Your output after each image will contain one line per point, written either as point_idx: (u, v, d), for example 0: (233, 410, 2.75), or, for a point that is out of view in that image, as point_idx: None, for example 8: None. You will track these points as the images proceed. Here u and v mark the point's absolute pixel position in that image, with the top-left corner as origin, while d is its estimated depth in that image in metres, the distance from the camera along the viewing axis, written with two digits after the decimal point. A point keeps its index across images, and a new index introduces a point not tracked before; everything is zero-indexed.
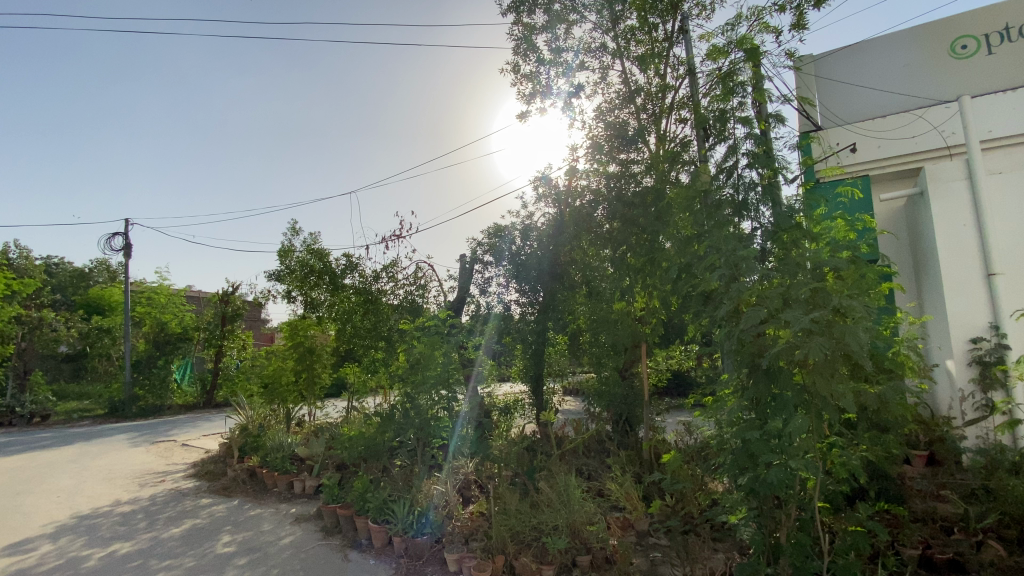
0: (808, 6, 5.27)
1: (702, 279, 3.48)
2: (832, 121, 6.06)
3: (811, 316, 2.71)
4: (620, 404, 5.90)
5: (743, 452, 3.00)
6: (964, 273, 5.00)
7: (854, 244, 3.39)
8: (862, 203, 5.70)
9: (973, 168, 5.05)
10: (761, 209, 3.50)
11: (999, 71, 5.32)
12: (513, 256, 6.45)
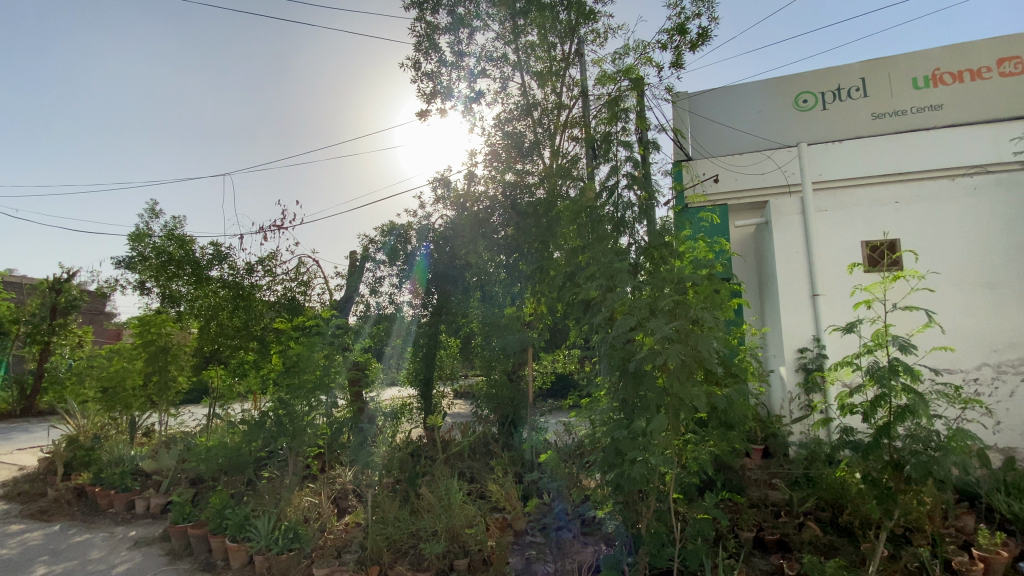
0: (685, 48, 5.87)
1: (583, 288, 3.72)
2: (701, 152, 6.81)
3: (671, 325, 3.01)
4: (506, 405, 6.10)
5: (612, 450, 3.24)
6: (796, 293, 5.89)
7: (712, 263, 3.85)
8: (722, 228, 6.49)
9: (805, 205, 5.99)
10: (637, 226, 3.92)
11: (831, 124, 6.32)
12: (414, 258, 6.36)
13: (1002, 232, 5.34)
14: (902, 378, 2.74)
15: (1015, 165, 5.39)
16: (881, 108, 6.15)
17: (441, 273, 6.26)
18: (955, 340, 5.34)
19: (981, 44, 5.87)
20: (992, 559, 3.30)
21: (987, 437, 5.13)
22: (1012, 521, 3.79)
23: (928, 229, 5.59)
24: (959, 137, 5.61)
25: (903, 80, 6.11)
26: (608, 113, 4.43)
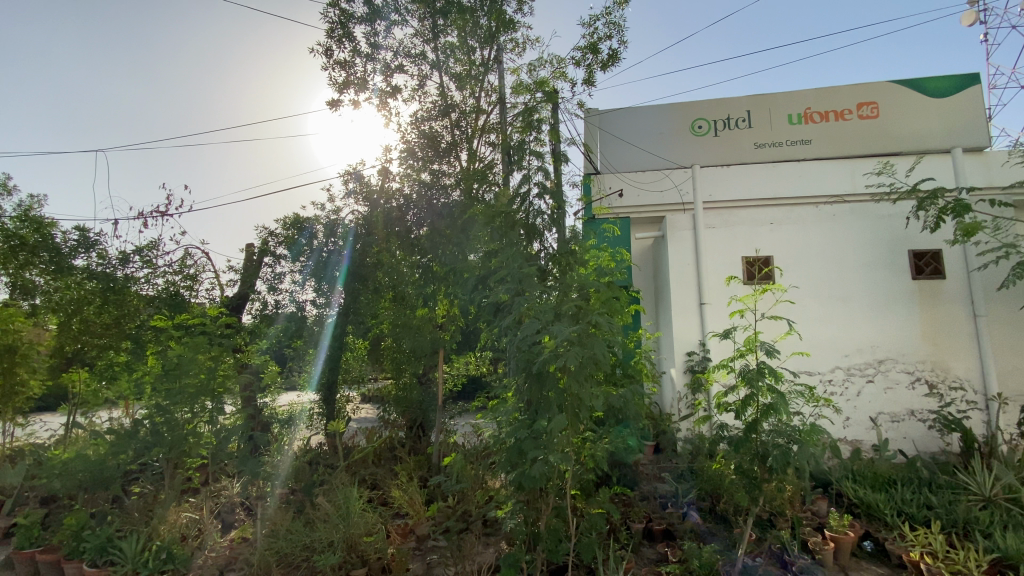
0: (596, 67, 6.20)
1: (493, 292, 3.79)
2: (608, 167, 7.23)
3: (572, 329, 3.14)
4: (416, 409, 6.00)
5: (514, 450, 3.33)
6: (686, 301, 6.45)
7: (613, 271, 4.15)
8: (625, 239, 6.92)
9: (696, 222, 6.58)
10: (547, 234, 4.07)
11: (720, 149, 6.98)
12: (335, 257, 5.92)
13: (852, 254, 6.22)
14: (767, 379, 3.09)
15: (864, 197, 6.30)
16: (762, 138, 6.90)
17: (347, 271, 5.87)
18: (813, 346, 6.14)
19: (842, 90, 6.78)
20: (840, 538, 3.78)
21: (837, 430, 5.94)
22: (853, 503, 4.39)
23: (795, 248, 6.37)
24: (822, 170, 6.45)
25: (781, 115, 6.90)
26: (523, 122, 4.53)
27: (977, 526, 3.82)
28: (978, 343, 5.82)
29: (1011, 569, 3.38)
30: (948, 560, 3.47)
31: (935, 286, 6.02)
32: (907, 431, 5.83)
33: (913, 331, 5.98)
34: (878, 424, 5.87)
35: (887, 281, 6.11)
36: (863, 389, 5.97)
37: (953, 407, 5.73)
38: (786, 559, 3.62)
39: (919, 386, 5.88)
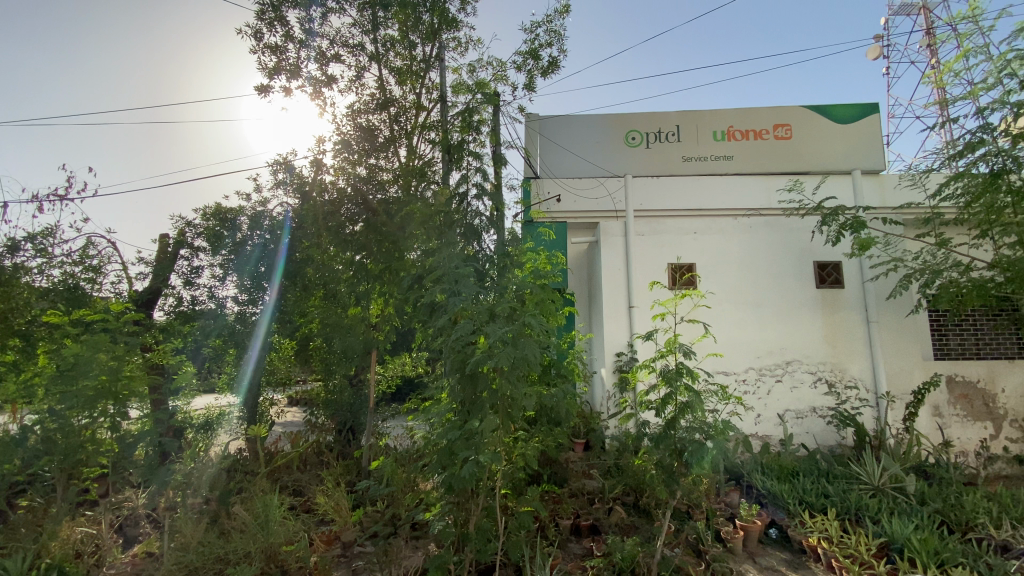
0: (537, 73, 6.30)
1: (428, 291, 3.75)
2: (547, 171, 7.37)
3: (506, 330, 3.16)
4: (345, 412, 5.81)
5: (445, 452, 3.29)
6: (617, 303, 6.70)
7: (550, 273, 4.25)
8: (561, 242, 7.09)
9: (627, 228, 6.86)
10: (486, 235, 4.26)
11: (652, 160, 7.32)
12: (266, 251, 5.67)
13: (766, 263, 6.74)
14: (684, 378, 3.28)
15: (777, 211, 6.84)
16: (689, 152, 7.31)
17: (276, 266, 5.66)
18: (730, 348, 6.58)
19: (761, 112, 7.32)
20: (749, 526, 4.05)
21: (749, 426, 6.41)
22: (762, 493, 4.76)
23: (716, 256, 6.81)
24: (741, 184, 6.94)
25: (706, 132, 7.35)
26: (462, 122, 4.52)
27: (865, 511, 4.22)
28: (869, 346, 6.49)
29: (896, 552, 3.71)
30: (841, 544, 3.80)
31: (835, 295, 6.64)
32: (809, 426, 6.39)
33: (816, 335, 6.56)
34: (785, 420, 6.39)
35: (795, 289, 6.67)
36: (773, 388, 6.48)
37: (847, 404, 6.34)
38: (701, 548, 3.85)
39: (820, 386, 6.46)
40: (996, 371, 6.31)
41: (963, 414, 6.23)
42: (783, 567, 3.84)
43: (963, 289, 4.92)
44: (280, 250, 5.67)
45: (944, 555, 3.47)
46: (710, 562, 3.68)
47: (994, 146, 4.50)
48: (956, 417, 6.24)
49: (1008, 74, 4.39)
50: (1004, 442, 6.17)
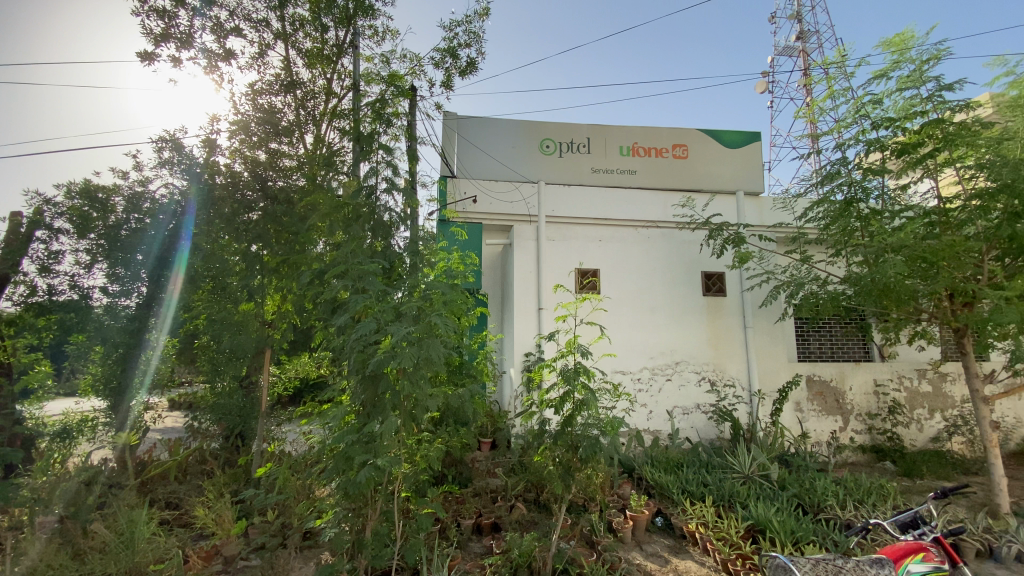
0: (455, 72, 6.27)
1: (330, 288, 3.58)
2: (463, 172, 7.35)
3: (409, 329, 3.07)
4: (234, 417, 5.31)
5: (341, 456, 3.15)
6: (527, 305, 6.86)
7: (465, 274, 4.34)
8: (475, 243, 7.11)
9: (538, 233, 7.05)
10: (398, 231, 3.98)
11: (564, 168, 7.59)
12: (161, 236, 4.77)
13: (662, 272, 7.28)
14: (581, 377, 3.42)
15: (672, 223, 7.41)
16: (598, 164, 7.68)
17: (167, 257, 4.78)
18: (628, 349, 7.01)
19: (663, 131, 7.88)
20: (638, 516, 4.35)
21: (642, 422, 6.86)
22: (651, 484, 5.13)
23: (618, 263, 7.22)
24: (643, 197, 7.42)
25: (614, 145, 7.76)
26: (373, 113, 4.38)
27: (737, 497, 4.68)
28: (745, 349, 7.23)
29: (760, 533, 4.15)
30: (715, 528, 4.19)
31: (719, 302, 7.33)
32: (694, 421, 6.98)
33: (702, 339, 7.20)
34: (673, 416, 6.93)
35: (686, 296, 7.27)
36: (664, 387, 7.00)
37: (726, 401, 7.02)
38: (594, 539, 4.06)
39: (704, 384, 7.08)
40: (845, 371, 7.29)
41: (818, 408, 7.14)
42: (667, 552, 4.14)
43: (821, 299, 5.65)
44: (180, 241, 4.81)
45: (798, 534, 3.94)
46: (601, 552, 3.88)
47: (847, 177, 5.24)
48: (813, 411, 7.14)
49: (861, 115, 5.12)
50: (850, 433, 7.15)
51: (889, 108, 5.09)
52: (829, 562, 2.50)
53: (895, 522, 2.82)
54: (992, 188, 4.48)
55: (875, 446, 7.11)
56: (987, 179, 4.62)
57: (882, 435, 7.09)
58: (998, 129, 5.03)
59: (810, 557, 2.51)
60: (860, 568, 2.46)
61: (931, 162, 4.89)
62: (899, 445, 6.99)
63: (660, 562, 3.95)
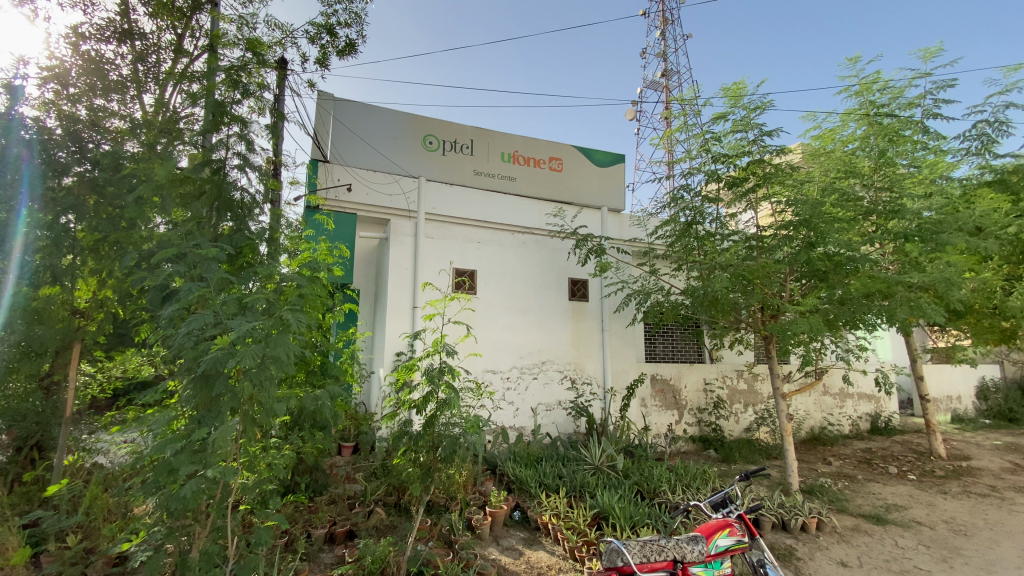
0: (331, 51, 5.88)
1: (161, 274, 3.11)
2: (337, 158, 6.89)
3: (252, 324, 2.77)
4: (28, 426, 4.32)
5: (163, 468, 2.74)
6: (401, 303, 6.66)
7: (332, 267, 4.12)
8: (346, 234, 6.72)
9: (416, 229, 6.89)
10: (261, 214, 3.69)
11: (445, 167, 7.52)
12: None
13: (533, 276, 7.61)
14: (445, 376, 3.38)
15: (545, 231, 7.77)
16: (480, 166, 7.75)
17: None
18: (499, 349, 7.16)
19: (542, 142, 8.23)
20: (496, 512, 4.48)
21: (509, 420, 7.05)
22: (511, 479, 5.31)
23: (493, 265, 7.36)
24: (519, 203, 7.67)
25: (496, 150, 7.91)
26: (226, 78, 3.82)
27: (587, 488, 5.05)
28: (603, 350, 7.86)
29: (604, 519, 4.52)
30: (566, 518, 4.47)
31: (583, 307, 7.88)
32: (554, 417, 7.39)
33: (566, 341, 7.66)
34: (537, 413, 7.26)
35: (553, 300, 7.68)
36: (530, 386, 7.30)
37: (583, 398, 7.57)
38: (452, 538, 4.08)
39: (566, 382, 7.54)
40: (682, 371, 8.29)
41: (659, 404, 8.02)
42: (521, 545, 4.30)
43: (665, 307, 6.37)
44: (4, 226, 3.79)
45: (635, 518, 4.37)
46: (458, 551, 3.90)
47: (690, 201, 5.97)
48: (655, 406, 8.00)
49: (703, 150, 5.87)
50: (683, 425, 8.14)
51: (725, 146, 5.88)
52: (655, 542, 2.80)
53: (710, 502, 3.22)
54: (795, 221, 5.42)
55: (702, 436, 8.18)
56: (791, 213, 5.57)
57: (708, 426, 8.19)
58: (803, 173, 6.09)
59: (639, 539, 2.78)
60: (679, 545, 2.78)
61: (753, 195, 5.76)
62: (721, 435, 8.12)
63: (513, 555, 4.09)
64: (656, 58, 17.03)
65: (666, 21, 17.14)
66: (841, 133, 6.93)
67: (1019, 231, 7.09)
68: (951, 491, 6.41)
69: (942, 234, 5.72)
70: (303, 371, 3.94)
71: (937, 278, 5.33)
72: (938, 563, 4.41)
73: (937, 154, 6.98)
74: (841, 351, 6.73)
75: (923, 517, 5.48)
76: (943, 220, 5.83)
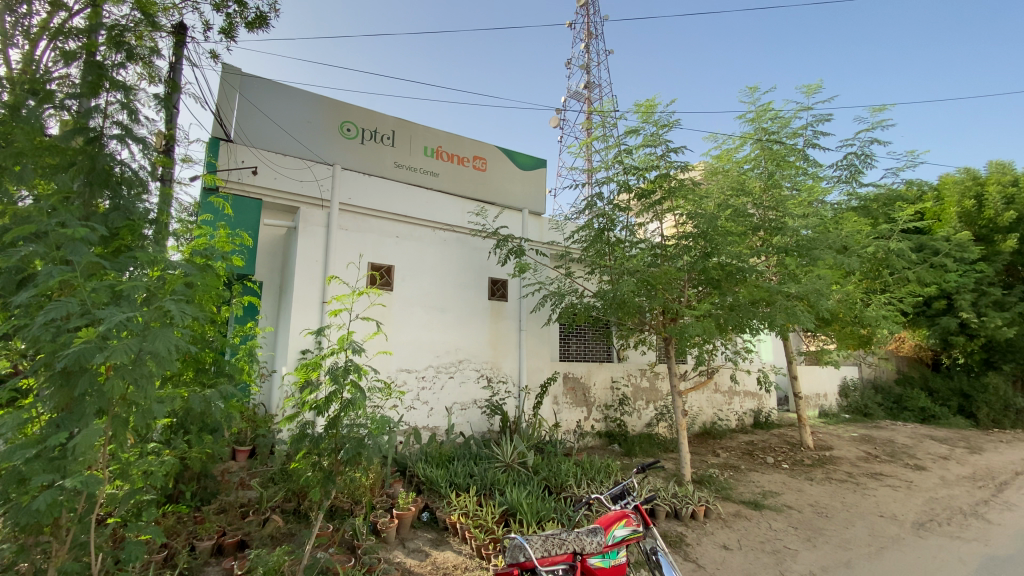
0: (238, 22, 5.42)
1: (13, 255, 2.68)
2: (242, 138, 6.36)
3: (127, 314, 2.46)
4: None
5: (8, 480, 2.36)
6: (309, 298, 6.31)
7: (230, 255, 3.80)
8: (249, 221, 6.22)
9: (330, 220, 6.56)
10: (147, 193, 3.31)
11: (364, 157, 7.22)
12: None
13: (451, 274, 7.54)
14: (351, 375, 3.23)
15: (466, 229, 7.75)
16: (400, 159, 7.53)
17: None
18: (414, 348, 7.00)
19: (466, 141, 8.18)
20: (403, 514, 4.38)
21: (422, 420, 6.91)
22: (421, 480, 5.22)
23: (411, 261, 7.20)
24: (441, 199, 7.55)
25: (418, 144, 7.73)
26: (107, 38, 3.40)
27: (496, 485, 5.10)
28: (519, 349, 7.99)
29: (511, 515, 4.59)
30: (474, 517, 4.48)
31: (501, 307, 7.94)
32: (469, 416, 7.38)
33: (483, 339, 7.68)
34: (451, 412, 7.20)
35: (472, 299, 7.67)
36: (445, 385, 7.22)
37: (497, 396, 7.65)
38: (355, 543, 3.93)
39: (481, 381, 7.57)
40: (592, 369, 8.64)
41: (570, 401, 8.29)
42: (427, 546, 4.24)
43: (578, 309, 6.60)
44: None
45: (541, 513, 4.47)
46: (360, 556, 3.76)
47: (603, 209, 6.26)
48: (566, 404, 8.26)
49: (616, 162, 6.17)
50: (591, 421, 8.49)
51: (636, 159, 6.22)
52: (556, 536, 2.89)
53: (610, 495, 3.38)
54: (695, 233, 5.87)
55: (609, 432, 8.58)
56: (691, 225, 6.03)
57: (614, 422, 8.61)
58: (703, 188, 6.61)
59: (542, 534, 2.86)
60: (578, 537, 2.89)
61: (659, 207, 6.16)
62: (625, 431, 8.58)
63: (419, 557, 4.01)
64: (580, 69, 17.64)
65: (591, 35, 17.82)
66: (737, 154, 7.61)
67: (875, 251, 8.21)
68: (815, 478, 7.28)
69: (815, 251, 6.49)
70: (191, 368, 3.59)
71: (810, 289, 6.03)
72: (803, 542, 4.98)
73: (814, 180, 7.89)
74: (731, 352, 7.39)
75: (793, 501, 6.16)
76: (817, 238, 6.60)
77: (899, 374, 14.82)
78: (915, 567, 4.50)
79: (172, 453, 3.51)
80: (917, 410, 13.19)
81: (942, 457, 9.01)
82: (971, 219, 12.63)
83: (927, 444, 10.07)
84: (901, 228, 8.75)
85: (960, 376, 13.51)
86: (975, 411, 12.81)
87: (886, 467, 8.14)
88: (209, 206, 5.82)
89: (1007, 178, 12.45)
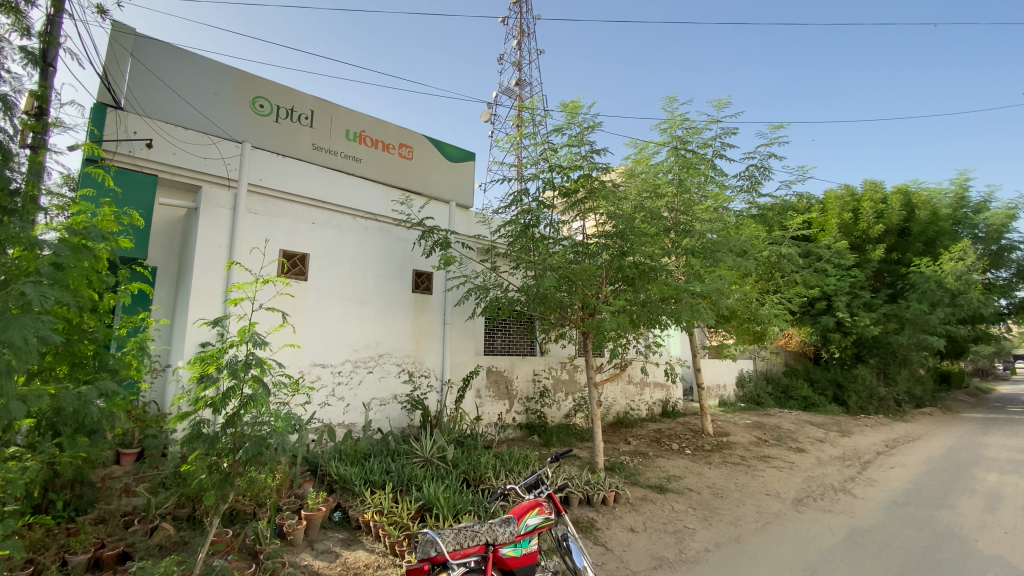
0: None
1: None
2: (134, 107, 5.71)
3: None
4: None
5: None
6: (210, 287, 5.81)
7: (115, 237, 3.38)
8: (141, 200, 5.62)
9: (236, 202, 6.07)
10: (17, 163, 2.91)
11: (278, 137, 6.74)
12: None
13: (372, 265, 7.29)
14: (253, 369, 3.01)
15: (390, 219, 7.52)
16: (320, 141, 7.12)
17: None
18: (329, 341, 6.69)
19: (391, 127, 7.90)
20: (313, 515, 4.20)
21: (337, 417, 6.65)
22: (334, 479, 5.02)
23: (329, 250, 6.86)
24: (363, 186, 7.25)
25: (340, 126, 7.35)
26: None
27: (413, 481, 5.02)
28: (443, 343, 7.92)
29: (428, 511, 4.54)
30: (389, 514, 4.38)
31: (425, 300, 7.81)
32: (388, 411, 7.20)
33: (406, 333, 7.51)
34: (369, 408, 6.98)
35: (394, 291, 7.46)
36: (364, 379, 6.99)
37: (419, 390, 7.53)
38: (257, 547, 3.71)
39: (402, 375, 7.40)
40: (514, 363, 8.77)
41: (493, 394, 8.36)
42: (338, 547, 4.08)
43: (501, 303, 6.64)
44: None
45: (458, 506, 4.47)
46: (263, 561, 3.55)
47: (529, 205, 6.33)
48: (488, 397, 8.31)
49: (543, 159, 6.27)
50: (513, 413, 8.62)
51: (562, 158, 6.37)
52: (469, 528, 2.90)
53: (524, 485, 3.45)
54: (612, 232, 6.12)
55: (528, 424, 8.77)
56: (610, 225, 6.28)
57: (534, 414, 8.81)
58: (622, 190, 6.91)
59: (455, 527, 2.85)
60: (491, 528, 2.92)
61: (582, 205, 6.36)
62: (544, 422, 8.81)
63: (328, 558, 3.86)
64: (512, 67, 17.72)
65: (523, 33, 17.93)
66: (653, 159, 8.04)
67: (769, 256, 9.03)
68: (713, 462, 7.92)
69: (718, 253, 7.03)
70: (64, 363, 3.17)
71: (713, 288, 6.52)
72: (700, 521, 5.41)
73: (720, 188, 8.53)
74: (643, 346, 7.82)
75: (693, 484, 6.67)
76: (720, 242, 7.12)
77: (786, 366, 16.51)
78: (792, 538, 5.04)
79: (37, 459, 3.07)
80: (800, 398, 14.79)
81: (819, 440, 10.17)
82: (848, 230, 14.28)
83: (807, 429, 11.32)
84: (792, 235, 9.69)
85: (836, 368, 15.31)
86: (846, 399, 14.57)
87: (773, 450, 9.05)
88: (91, 180, 5.18)
89: (877, 196, 14.23)
